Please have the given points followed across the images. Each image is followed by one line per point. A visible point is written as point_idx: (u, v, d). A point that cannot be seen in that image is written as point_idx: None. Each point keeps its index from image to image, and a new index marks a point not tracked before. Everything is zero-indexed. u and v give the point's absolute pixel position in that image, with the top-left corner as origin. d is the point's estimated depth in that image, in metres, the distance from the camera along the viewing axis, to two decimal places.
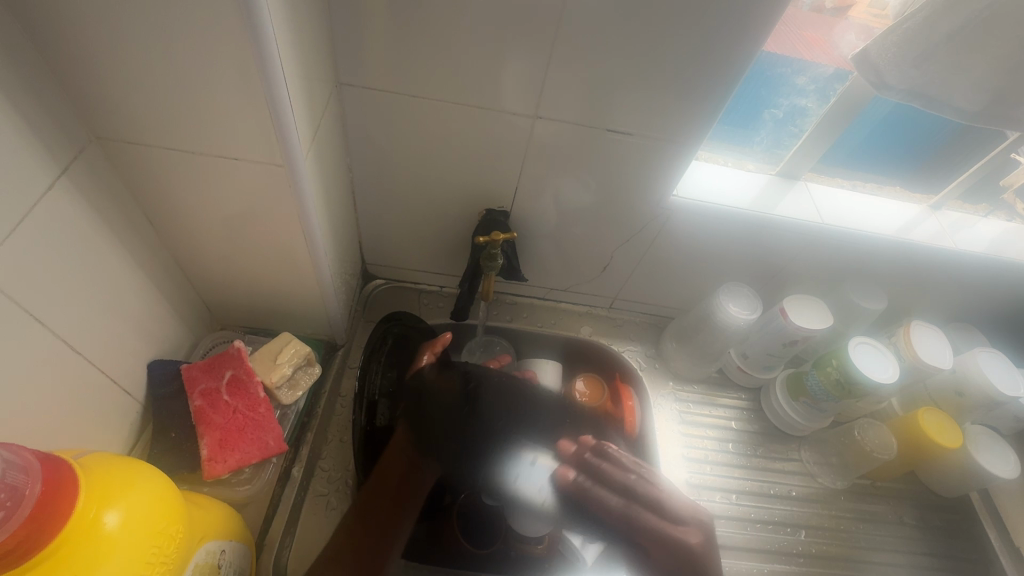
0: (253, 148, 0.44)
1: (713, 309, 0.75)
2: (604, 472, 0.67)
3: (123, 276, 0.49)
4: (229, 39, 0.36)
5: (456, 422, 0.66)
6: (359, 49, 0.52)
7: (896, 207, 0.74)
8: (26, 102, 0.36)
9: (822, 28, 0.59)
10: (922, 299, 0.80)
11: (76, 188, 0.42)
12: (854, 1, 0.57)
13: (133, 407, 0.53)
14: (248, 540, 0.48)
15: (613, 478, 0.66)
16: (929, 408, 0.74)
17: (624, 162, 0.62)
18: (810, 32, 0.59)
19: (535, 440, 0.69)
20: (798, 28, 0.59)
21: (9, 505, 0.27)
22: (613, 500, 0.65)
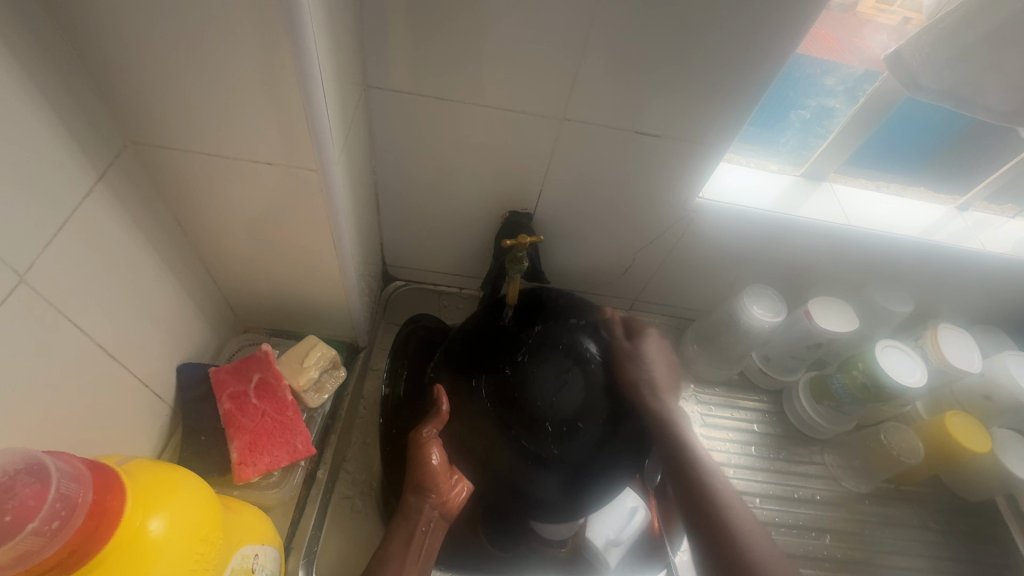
0: (287, 153, 0.44)
1: (736, 312, 0.74)
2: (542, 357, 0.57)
3: (154, 280, 0.49)
4: (269, 45, 0.36)
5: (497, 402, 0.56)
6: (389, 52, 0.52)
7: (922, 209, 0.73)
8: (66, 108, 0.36)
9: (838, 27, 0.57)
10: (947, 301, 0.79)
11: (112, 193, 0.42)
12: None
13: (163, 411, 0.53)
14: (280, 544, 0.48)
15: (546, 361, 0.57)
16: (956, 412, 0.73)
17: (651, 163, 0.61)
18: (825, 30, 0.57)
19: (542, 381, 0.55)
20: (816, 28, 0.56)
21: (62, 515, 0.27)
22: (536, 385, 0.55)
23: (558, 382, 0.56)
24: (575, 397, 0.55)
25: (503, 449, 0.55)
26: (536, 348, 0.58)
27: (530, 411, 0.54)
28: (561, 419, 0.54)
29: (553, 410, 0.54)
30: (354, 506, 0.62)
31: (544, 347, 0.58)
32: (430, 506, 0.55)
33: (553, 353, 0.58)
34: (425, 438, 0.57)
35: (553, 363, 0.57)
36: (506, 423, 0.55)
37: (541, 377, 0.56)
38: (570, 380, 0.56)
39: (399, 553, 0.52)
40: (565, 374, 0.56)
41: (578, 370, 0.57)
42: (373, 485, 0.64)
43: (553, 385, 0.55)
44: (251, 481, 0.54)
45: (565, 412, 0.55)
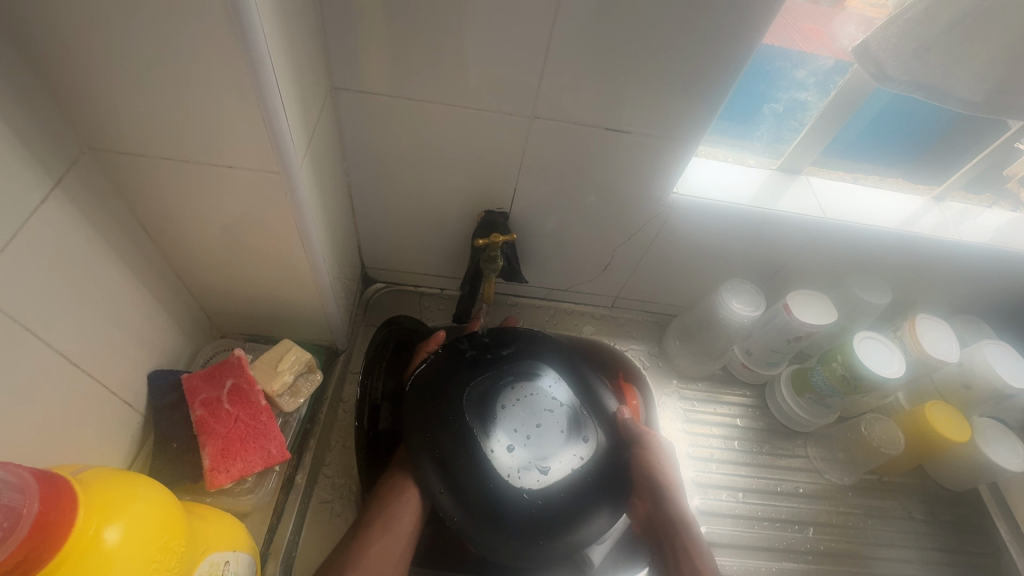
0: (249, 157, 0.44)
1: (715, 307, 0.74)
2: (510, 416, 0.57)
3: (120, 287, 0.49)
4: (220, 48, 0.36)
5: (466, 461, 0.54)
6: (353, 52, 0.51)
7: (899, 200, 0.73)
8: (16, 114, 0.36)
9: (822, 18, 0.57)
10: (926, 291, 0.79)
11: (71, 200, 0.42)
12: None
13: (134, 418, 0.52)
14: (253, 551, 0.48)
15: (513, 421, 0.57)
16: (936, 402, 0.73)
17: (624, 160, 0.61)
18: (809, 23, 0.57)
19: (507, 441, 0.56)
20: (796, 19, 0.57)
21: (5, 526, 0.27)
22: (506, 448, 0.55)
23: (533, 423, 0.57)
24: (552, 443, 0.56)
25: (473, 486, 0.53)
26: (514, 390, 0.59)
27: (503, 453, 0.55)
28: (533, 460, 0.55)
29: (528, 453, 0.55)
30: (334, 510, 0.62)
31: (520, 390, 0.59)
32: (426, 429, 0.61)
33: (529, 396, 0.59)
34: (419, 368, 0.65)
35: (528, 401, 0.58)
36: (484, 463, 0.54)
37: (511, 417, 0.57)
38: (542, 442, 0.56)
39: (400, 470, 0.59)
40: (536, 435, 0.56)
41: (556, 414, 0.58)
42: (353, 488, 0.64)
43: (521, 424, 0.57)
44: (224, 488, 0.54)
45: (536, 454, 0.55)
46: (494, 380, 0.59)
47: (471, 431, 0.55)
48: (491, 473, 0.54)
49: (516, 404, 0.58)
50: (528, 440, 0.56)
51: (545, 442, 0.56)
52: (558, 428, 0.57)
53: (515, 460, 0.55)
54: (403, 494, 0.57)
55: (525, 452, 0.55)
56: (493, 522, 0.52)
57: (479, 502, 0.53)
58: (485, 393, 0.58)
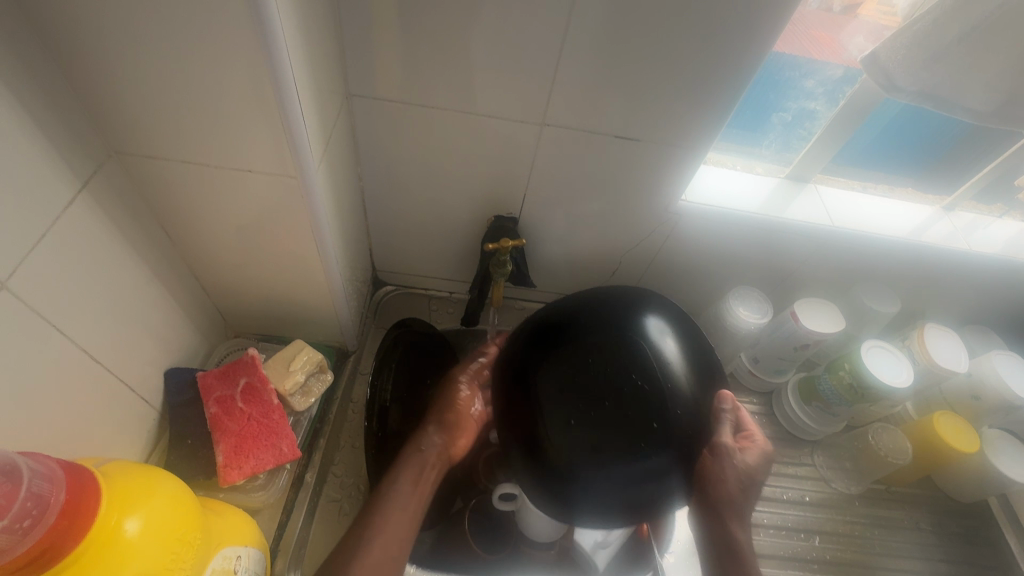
0: (267, 161, 0.45)
1: (723, 314, 0.74)
2: (585, 361, 0.43)
3: (140, 286, 0.50)
4: (244, 56, 0.37)
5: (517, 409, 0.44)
6: (369, 60, 0.53)
7: (909, 209, 0.73)
8: (48, 119, 0.37)
9: (833, 27, 0.57)
10: (936, 301, 0.79)
11: (96, 201, 0.43)
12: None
13: (150, 414, 0.54)
14: (264, 548, 0.49)
15: (583, 371, 0.43)
16: (945, 412, 0.73)
17: (633, 168, 0.62)
18: (819, 31, 0.58)
19: (569, 385, 0.42)
20: (807, 28, 0.57)
21: (33, 514, 0.28)
22: (558, 394, 0.43)
23: (616, 369, 0.43)
24: (631, 396, 0.42)
25: (554, 429, 0.42)
26: (608, 330, 0.45)
27: (563, 390, 0.43)
28: (641, 408, 0.41)
29: (635, 399, 0.41)
30: (342, 509, 0.63)
31: (614, 333, 0.45)
32: (434, 445, 0.57)
33: (621, 341, 0.44)
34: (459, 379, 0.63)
35: (642, 345, 0.44)
36: (576, 404, 0.42)
37: (621, 361, 0.43)
38: (609, 397, 0.42)
39: (413, 475, 0.54)
40: (605, 386, 0.42)
41: (674, 366, 0.43)
42: (361, 488, 0.64)
43: (639, 366, 0.43)
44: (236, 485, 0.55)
45: (642, 401, 0.41)
46: (580, 324, 0.47)
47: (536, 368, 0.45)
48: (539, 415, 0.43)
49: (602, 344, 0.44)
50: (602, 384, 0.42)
51: (620, 400, 0.41)
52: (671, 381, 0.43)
53: (575, 402, 0.42)
54: (392, 500, 0.51)
55: (587, 401, 0.42)
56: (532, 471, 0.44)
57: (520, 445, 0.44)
58: (579, 325, 0.47)
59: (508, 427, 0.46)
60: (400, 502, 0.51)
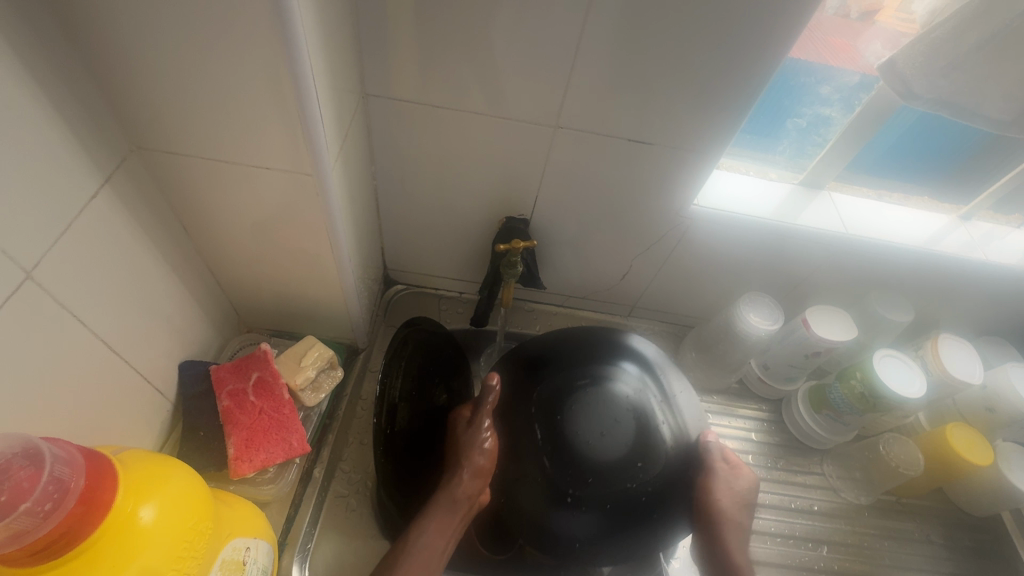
0: (285, 158, 0.46)
1: (734, 320, 0.74)
2: (582, 411, 0.60)
3: (158, 280, 0.51)
4: (266, 56, 0.38)
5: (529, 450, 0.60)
6: (386, 61, 0.54)
7: (923, 218, 0.73)
8: (74, 114, 0.38)
9: (850, 33, 0.57)
10: (950, 312, 0.78)
11: (118, 195, 0.44)
12: (882, 5, 0.55)
13: (164, 406, 0.54)
14: (273, 540, 0.49)
15: (581, 420, 0.59)
16: (958, 423, 0.72)
17: (645, 171, 0.62)
18: (837, 38, 0.57)
19: (575, 433, 0.59)
20: (824, 34, 0.57)
21: (54, 498, 0.28)
22: (571, 442, 0.58)
23: (606, 420, 0.59)
24: (622, 443, 0.58)
25: (535, 471, 0.59)
26: (599, 390, 0.61)
27: (575, 439, 0.58)
28: (600, 466, 0.57)
29: (594, 453, 0.57)
30: (350, 505, 0.63)
31: (604, 392, 0.61)
32: (467, 492, 0.60)
33: (607, 398, 0.61)
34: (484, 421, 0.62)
35: (606, 405, 0.60)
36: (550, 451, 0.59)
37: (595, 410, 0.60)
38: (600, 441, 0.58)
39: (444, 520, 0.58)
40: (601, 435, 0.58)
41: (627, 422, 0.59)
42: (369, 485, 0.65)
43: (602, 424, 0.59)
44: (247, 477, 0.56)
45: (601, 456, 0.57)
46: (578, 377, 0.63)
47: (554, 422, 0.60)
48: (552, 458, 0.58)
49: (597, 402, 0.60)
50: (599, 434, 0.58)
51: (615, 451, 0.58)
52: (625, 440, 0.58)
53: (585, 451, 0.58)
54: (417, 548, 0.56)
55: (592, 449, 0.58)
56: (548, 500, 0.58)
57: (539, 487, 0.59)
58: (579, 396, 0.61)
59: (518, 460, 0.61)
60: (424, 549, 0.56)
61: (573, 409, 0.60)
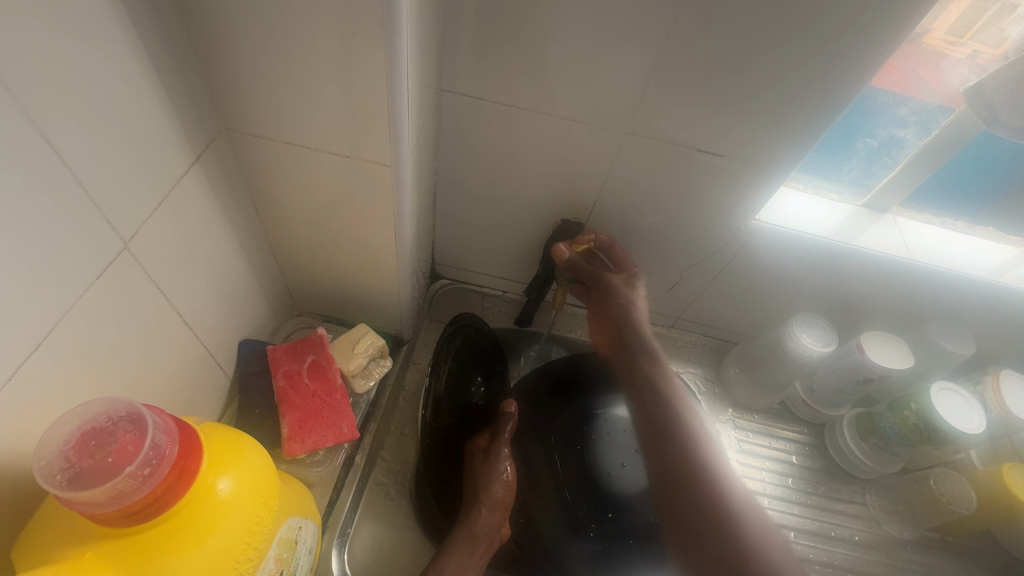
0: (365, 149, 0.46)
1: (785, 339, 0.72)
2: (605, 442, 0.64)
3: (229, 258, 0.52)
4: (363, 49, 0.38)
5: (552, 478, 0.63)
6: (464, 57, 0.54)
7: (991, 249, 0.69)
8: (176, 94, 0.40)
9: (905, 57, 0.55)
10: (1013, 350, 0.76)
11: (204, 174, 0.45)
12: (932, 27, 0.53)
13: (223, 381, 0.56)
14: (318, 522, 0.50)
15: (607, 452, 0.63)
16: (1015, 465, 0.69)
17: (710, 184, 0.61)
18: (893, 61, 0.55)
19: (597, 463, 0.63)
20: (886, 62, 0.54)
21: (153, 463, 0.29)
22: (598, 468, 0.63)
23: (631, 450, 0.64)
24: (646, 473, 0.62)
25: (553, 501, 0.62)
26: (618, 421, 0.65)
27: (599, 469, 0.63)
28: (621, 495, 0.61)
29: (618, 485, 0.62)
30: (388, 494, 0.65)
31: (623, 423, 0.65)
32: (486, 527, 0.59)
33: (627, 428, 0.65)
34: (503, 454, 0.64)
35: (626, 437, 0.64)
36: (571, 479, 0.63)
37: (617, 443, 0.64)
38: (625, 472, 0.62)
39: (464, 558, 0.56)
40: (624, 463, 0.63)
41: None
42: (407, 476, 0.66)
43: (624, 455, 0.63)
44: (298, 458, 0.56)
45: (621, 485, 0.62)
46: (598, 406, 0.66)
47: (577, 453, 0.64)
48: (576, 486, 0.62)
49: (619, 433, 0.65)
50: (624, 466, 0.63)
51: (637, 481, 0.62)
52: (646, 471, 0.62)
53: (611, 480, 0.62)
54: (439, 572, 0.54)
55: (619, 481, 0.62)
56: (569, 527, 0.61)
57: (558, 515, 0.61)
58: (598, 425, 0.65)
59: (535, 491, 0.64)
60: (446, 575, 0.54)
61: (593, 439, 0.65)
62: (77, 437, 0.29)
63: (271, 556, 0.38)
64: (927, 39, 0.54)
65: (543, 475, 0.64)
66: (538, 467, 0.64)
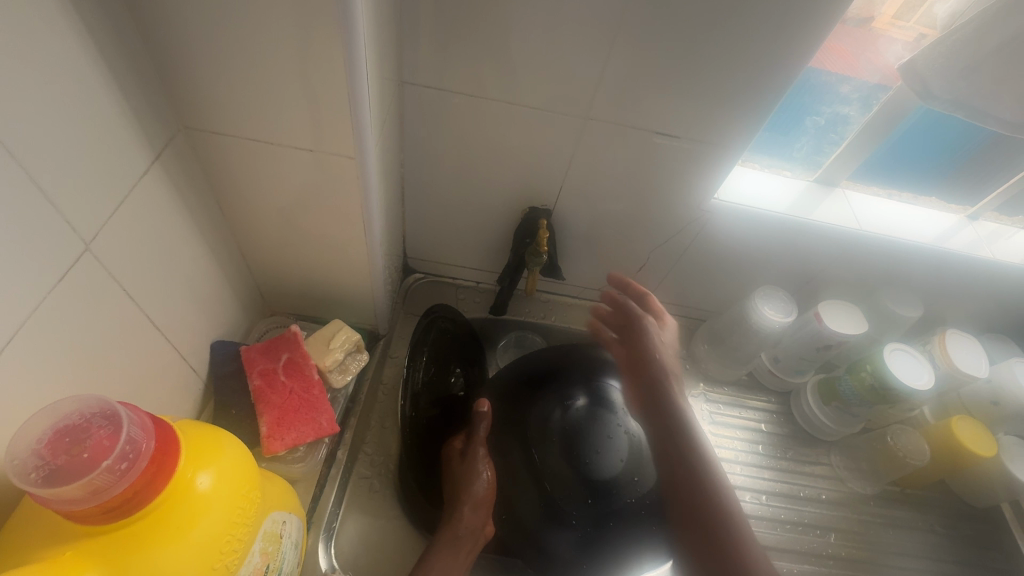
0: (327, 141, 0.46)
1: (748, 312, 0.75)
2: (576, 434, 0.63)
3: (196, 258, 0.52)
4: (322, 42, 0.38)
5: (527, 475, 0.62)
6: (423, 48, 0.54)
7: (933, 217, 0.74)
8: (133, 94, 0.39)
9: (852, 40, 0.58)
10: (957, 309, 0.81)
11: (165, 175, 0.45)
12: (878, 13, 0.57)
13: (196, 383, 0.56)
14: (303, 517, 0.51)
15: (580, 444, 0.62)
16: (963, 416, 0.74)
17: (669, 165, 0.63)
18: (838, 44, 0.58)
19: (568, 454, 0.62)
20: (829, 41, 0.58)
21: (130, 458, 0.30)
22: (575, 459, 0.62)
23: (605, 438, 0.63)
24: (620, 458, 0.62)
25: (532, 494, 0.61)
26: (585, 412, 0.64)
27: (573, 461, 0.61)
28: (597, 483, 0.61)
29: (593, 474, 0.60)
30: (372, 487, 0.65)
31: (589, 413, 0.64)
32: (469, 527, 0.58)
33: (596, 419, 0.64)
34: (480, 458, 0.62)
35: (597, 425, 0.63)
36: (545, 471, 0.62)
37: (587, 432, 0.63)
38: (598, 460, 0.61)
39: (448, 559, 0.56)
40: (597, 451, 0.62)
41: (621, 436, 0.63)
42: (392, 467, 0.67)
43: (596, 442, 0.62)
44: (279, 455, 0.57)
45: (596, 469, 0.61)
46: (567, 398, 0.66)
47: (551, 447, 0.63)
48: (549, 478, 0.61)
49: (591, 423, 0.64)
50: (598, 454, 0.62)
51: (612, 471, 0.61)
52: (619, 456, 0.62)
53: (586, 470, 0.61)
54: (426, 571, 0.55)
55: (595, 472, 0.61)
56: (549, 518, 0.60)
57: (536, 506, 0.61)
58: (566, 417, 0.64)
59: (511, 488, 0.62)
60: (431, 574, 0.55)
61: (564, 431, 0.63)
62: (50, 436, 0.29)
63: (255, 550, 0.39)
64: (876, 23, 0.58)
65: (518, 470, 0.62)
66: (512, 461, 0.63)
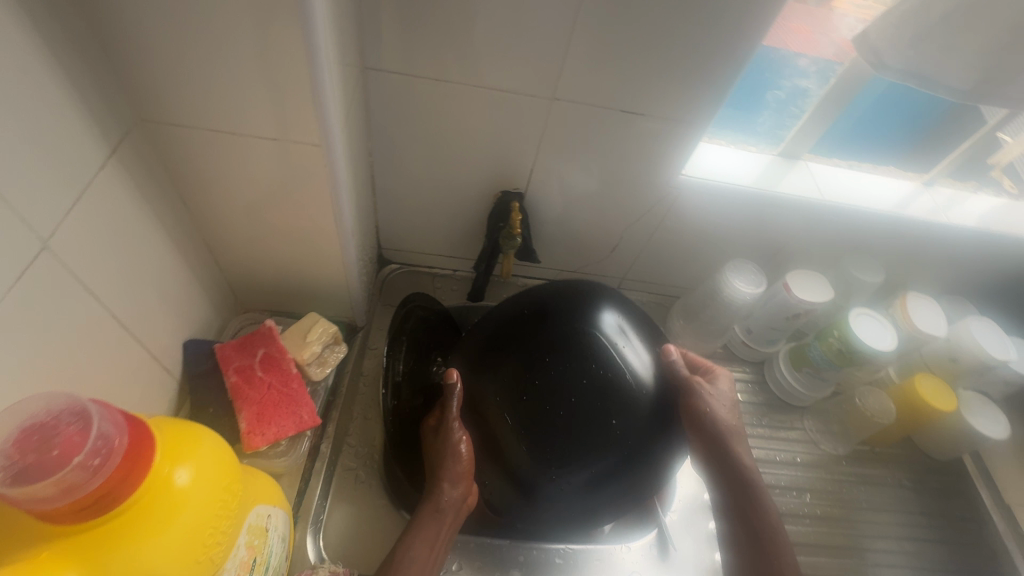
0: (291, 129, 0.45)
1: (720, 286, 0.77)
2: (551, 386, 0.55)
3: (162, 255, 0.51)
4: (279, 26, 0.38)
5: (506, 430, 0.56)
6: (384, 33, 0.54)
7: (893, 185, 0.76)
8: (83, 87, 0.38)
9: (812, 20, 0.60)
10: (916, 273, 0.84)
11: (123, 171, 0.43)
12: None
13: (170, 384, 0.55)
14: (289, 510, 0.51)
15: (556, 395, 0.54)
16: (925, 374, 0.78)
17: (636, 144, 0.64)
18: (796, 23, 0.60)
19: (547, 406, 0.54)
20: (787, 20, 0.59)
21: (102, 454, 0.29)
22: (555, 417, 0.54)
23: (583, 380, 0.55)
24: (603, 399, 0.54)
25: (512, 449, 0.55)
26: (558, 357, 0.56)
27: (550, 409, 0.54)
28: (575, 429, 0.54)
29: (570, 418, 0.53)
30: (358, 478, 0.65)
31: (563, 356, 0.56)
32: (451, 500, 0.58)
33: (575, 360, 0.56)
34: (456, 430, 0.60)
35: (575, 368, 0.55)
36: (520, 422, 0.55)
37: (565, 376, 0.55)
38: (577, 405, 0.54)
39: (430, 534, 0.56)
40: (576, 396, 0.54)
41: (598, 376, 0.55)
42: (377, 457, 0.67)
43: (574, 382, 0.55)
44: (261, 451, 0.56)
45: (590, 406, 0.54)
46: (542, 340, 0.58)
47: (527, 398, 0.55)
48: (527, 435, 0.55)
49: (570, 367, 0.55)
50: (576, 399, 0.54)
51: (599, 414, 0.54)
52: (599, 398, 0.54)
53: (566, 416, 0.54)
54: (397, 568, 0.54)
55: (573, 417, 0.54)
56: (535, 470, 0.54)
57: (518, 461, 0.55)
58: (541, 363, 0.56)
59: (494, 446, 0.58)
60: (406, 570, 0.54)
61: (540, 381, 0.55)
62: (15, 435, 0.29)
63: (240, 543, 0.39)
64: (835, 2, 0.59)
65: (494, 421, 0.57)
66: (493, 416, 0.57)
